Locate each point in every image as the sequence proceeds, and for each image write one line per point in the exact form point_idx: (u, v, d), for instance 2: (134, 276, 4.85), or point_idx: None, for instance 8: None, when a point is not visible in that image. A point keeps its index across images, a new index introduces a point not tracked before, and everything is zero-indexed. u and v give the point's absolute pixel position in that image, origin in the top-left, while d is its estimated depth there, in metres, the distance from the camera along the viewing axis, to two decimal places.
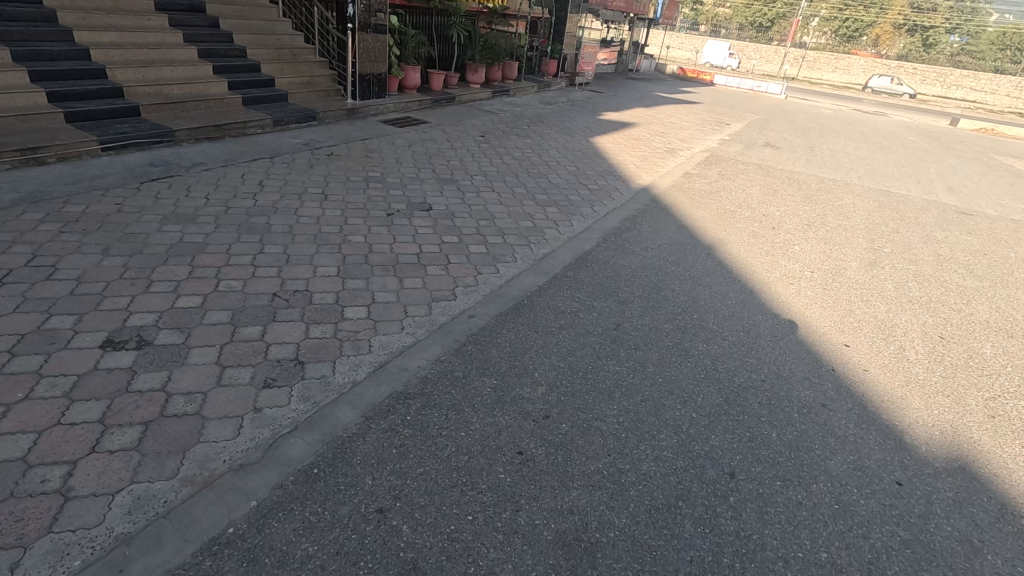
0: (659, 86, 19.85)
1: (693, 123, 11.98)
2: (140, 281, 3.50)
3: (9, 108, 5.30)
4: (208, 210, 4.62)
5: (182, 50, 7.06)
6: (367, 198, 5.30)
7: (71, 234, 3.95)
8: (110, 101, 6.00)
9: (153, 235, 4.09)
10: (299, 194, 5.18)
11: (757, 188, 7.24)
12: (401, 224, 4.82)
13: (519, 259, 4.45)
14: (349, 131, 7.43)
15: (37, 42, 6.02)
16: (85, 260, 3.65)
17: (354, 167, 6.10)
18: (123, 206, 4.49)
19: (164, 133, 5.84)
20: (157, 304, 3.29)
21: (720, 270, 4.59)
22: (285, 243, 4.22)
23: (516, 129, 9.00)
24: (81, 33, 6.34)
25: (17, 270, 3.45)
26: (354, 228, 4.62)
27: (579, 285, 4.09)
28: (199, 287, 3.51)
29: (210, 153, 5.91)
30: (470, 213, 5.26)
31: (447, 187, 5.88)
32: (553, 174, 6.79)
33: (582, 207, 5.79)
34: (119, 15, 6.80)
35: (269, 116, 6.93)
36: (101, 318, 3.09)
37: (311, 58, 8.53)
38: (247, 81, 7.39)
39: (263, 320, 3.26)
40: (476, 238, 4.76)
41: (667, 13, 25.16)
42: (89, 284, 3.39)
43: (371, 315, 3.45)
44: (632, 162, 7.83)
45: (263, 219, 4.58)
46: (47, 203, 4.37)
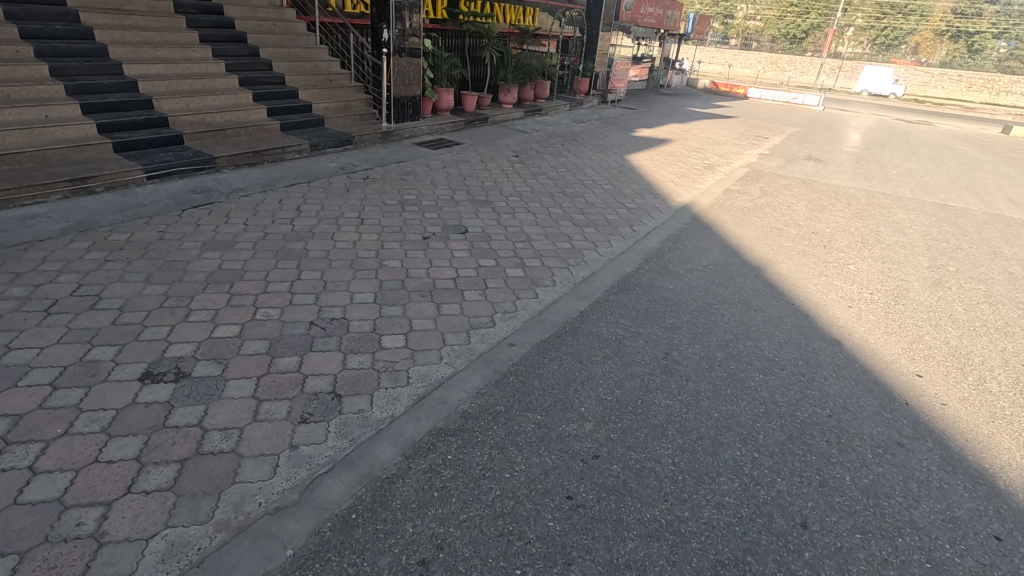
0: (692, 101, 19.62)
1: (730, 137, 11.69)
2: (180, 309, 3.49)
3: (62, 140, 5.48)
4: (247, 236, 4.65)
5: (224, 79, 7.25)
6: (402, 221, 5.26)
7: (115, 262, 3.99)
8: (156, 131, 6.17)
9: (193, 263, 4.11)
10: (335, 218, 5.17)
11: (803, 204, 6.95)
12: (437, 248, 4.74)
13: (558, 283, 4.30)
14: (384, 154, 7.46)
15: (89, 76, 6.24)
16: (128, 289, 3.67)
17: (390, 190, 6.09)
18: (166, 233, 4.55)
19: (206, 160, 5.95)
20: (195, 334, 3.26)
21: (772, 292, 4.34)
22: (322, 269, 4.19)
23: (550, 148, 8.91)
24: (130, 65, 6.56)
25: (62, 299, 3.48)
26: (390, 252, 4.56)
27: (623, 310, 3.91)
28: (237, 315, 3.49)
29: (249, 179, 5.99)
30: (507, 235, 5.15)
31: (482, 209, 5.79)
32: (589, 193, 6.64)
33: (621, 226, 5.62)
34: (165, 48, 7.03)
35: (307, 141, 7.02)
36: (141, 349, 3.07)
37: (347, 83, 8.66)
38: (286, 108, 7.52)
39: (300, 351, 3.20)
40: (513, 260, 4.64)
41: (699, 28, 25.06)
42: (131, 313, 3.39)
43: (409, 343, 3.35)
44: (670, 179, 7.63)
45: (300, 245, 4.57)
46: (94, 231, 4.45)
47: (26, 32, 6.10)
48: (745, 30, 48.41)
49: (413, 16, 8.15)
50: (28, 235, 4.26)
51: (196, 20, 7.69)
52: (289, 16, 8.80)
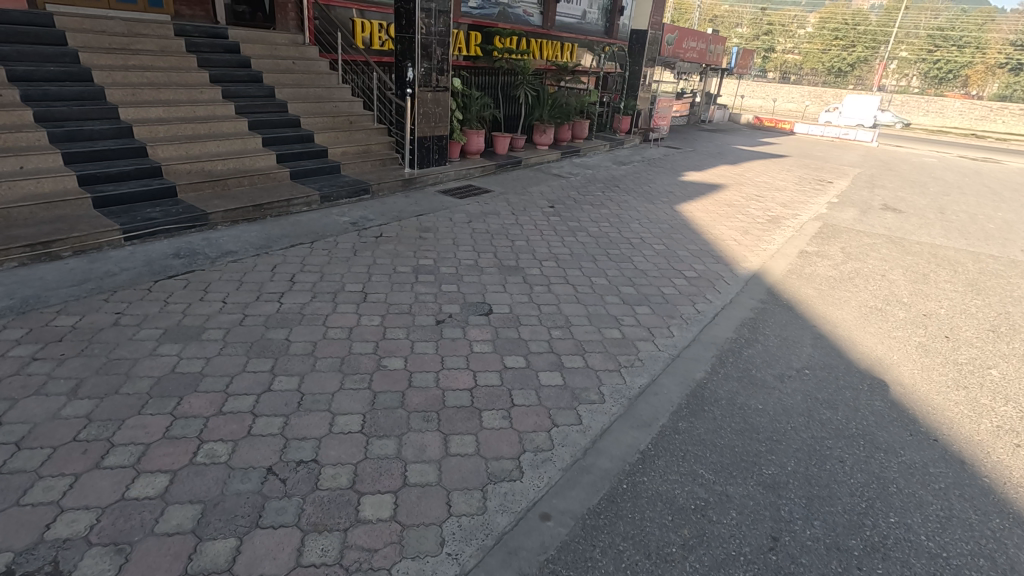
0: (738, 138, 18.52)
1: (789, 182, 10.51)
2: (98, 445, 2.59)
3: (36, 195, 4.81)
4: (220, 320, 3.77)
5: (232, 122, 6.58)
6: (413, 298, 4.31)
7: (43, 363, 3.14)
8: (147, 182, 5.47)
9: (142, 362, 3.23)
10: (334, 294, 4.27)
11: (898, 271, 5.76)
12: (452, 338, 3.77)
13: (608, 398, 3.24)
14: (403, 206, 6.62)
15: (78, 122, 5.61)
16: (41, 408, 2.79)
17: (404, 253, 5.20)
18: (122, 316, 3.71)
19: (198, 218, 5.20)
20: (105, 491, 2.34)
21: (901, 418, 3.19)
22: (303, 372, 3.26)
23: (590, 197, 7.96)
24: (128, 109, 5.94)
25: None
26: (393, 346, 3.62)
27: (699, 449, 2.83)
28: (171, 455, 2.56)
29: (243, 239, 5.19)
30: (540, 319, 4.14)
31: (511, 278, 4.83)
32: (639, 257, 5.61)
33: (680, 304, 4.57)
34: (170, 90, 6.43)
35: (318, 192, 6.25)
36: (16, 525, 2.15)
37: (369, 125, 7.95)
38: (298, 153, 6.81)
39: (241, 527, 2.22)
40: (548, 357, 3.63)
41: (742, 62, 24.16)
42: (30, 453, 2.50)
43: (398, 514, 2.34)
44: (732, 236, 6.57)
45: (282, 333, 3.66)
46: (37, 313, 3.65)
47: (16, 74, 5.54)
48: (783, 63, 47.43)
49: (441, 54, 7.45)
50: None
51: (208, 59, 7.12)
52: (311, 54, 8.21)
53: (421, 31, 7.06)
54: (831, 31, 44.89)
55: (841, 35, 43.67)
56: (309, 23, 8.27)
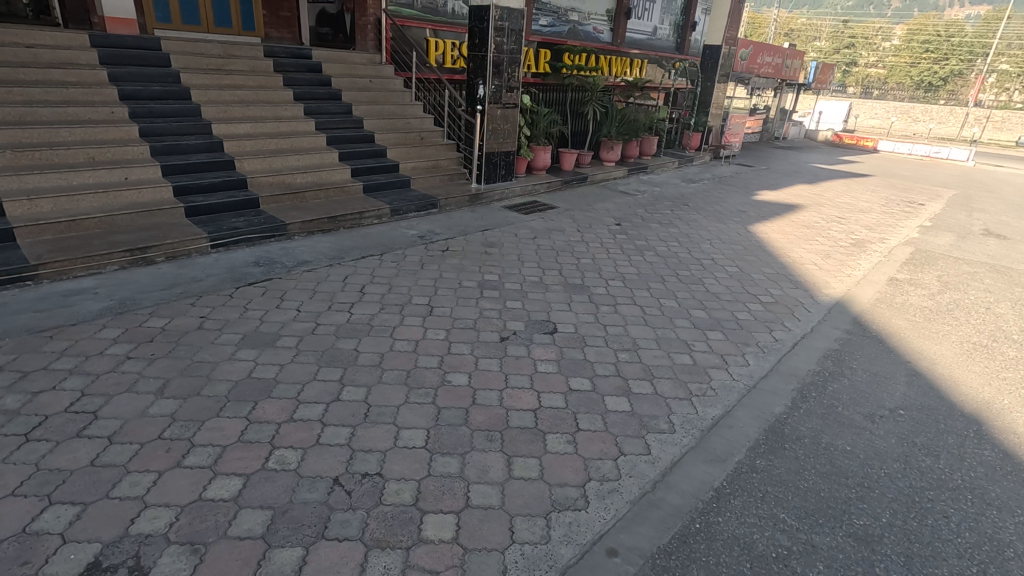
0: (816, 156, 17.62)
1: (874, 203, 9.85)
2: (180, 444, 2.70)
3: (136, 204, 5.20)
4: (294, 328, 3.90)
5: (311, 137, 6.90)
6: (478, 314, 4.31)
7: (135, 362, 3.35)
8: (233, 194, 5.80)
9: (222, 366, 3.38)
10: (401, 306, 4.34)
11: (1007, 305, 5.21)
12: (516, 356, 3.73)
13: (678, 428, 3.08)
14: (469, 221, 6.69)
15: (176, 136, 6.05)
16: (131, 405, 2.96)
17: (470, 268, 5.23)
18: (206, 320, 3.91)
19: (277, 228, 5.45)
20: (184, 490, 2.43)
21: (1017, 472, 2.84)
22: (370, 384, 3.31)
23: (658, 215, 7.76)
24: (219, 125, 6.35)
25: (52, 418, 2.83)
26: (458, 361, 3.61)
27: (780, 492, 2.62)
28: (245, 459, 2.64)
29: (317, 249, 5.39)
30: (606, 340, 4.02)
31: (576, 297, 4.75)
32: (710, 279, 5.38)
33: (756, 331, 4.32)
34: (257, 107, 6.84)
35: (388, 205, 6.42)
36: (104, 518, 2.27)
37: (439, 140, 8.13)
38: (371, 167, 7.04)
39: (307, 537, 2.25)
40: (614, 381, 3.51)
41: (822, 77, 23.09)
42: (120, 449, 2.65)
43: (460, 536, 2.30)
44: (812, 260, 6.19)
45: (352, 343, 3.74)
46: (132, 314, 3.91)
47: (125, 94, 6.06)
48: (866, 77, 44.99)
49: (512, 71, 7.53)
50: (62, 318, 3.77)
51: (293, 78, 7.53)
52: (386, 72, 8.51)
53: (494, 49, 7.17)
54: (921, 44, 42.22)
55: (933, 47, 40.97)
56: (386, 43, 8.61)
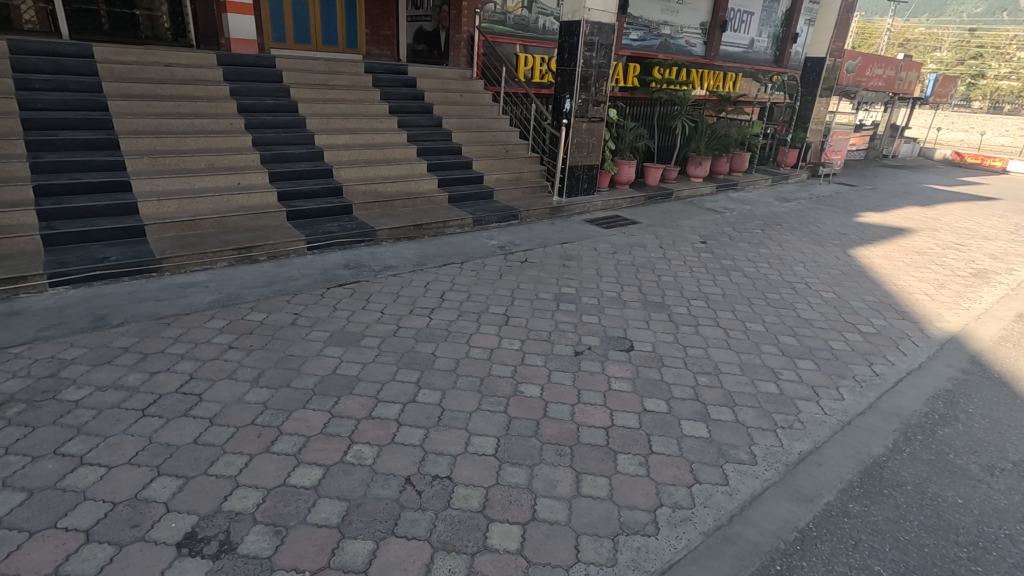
0: (931, 176, 16.12)
1: (1001, 230, 8.84)
2: (269, 431, 2.90)
3: (245, 207, 5.69)
4: (377, 329, 4.08)
5: (403, 149, 7.25)
6: (553, 326, 4.30)
7: (236, 352, 3.64)
8: (329, 200, 6.19)
9: (310, 360, 3.60)
10: (478, 315, 4.42)
11: None
12: (590, 371, 3.68)
13: (760, 461, 2.89)
14: (549, 233, 6.72)
15: (283, 146, 6.57)
16: (230, 391, 3.22)
17: (548, 280, 5.24)
18: (299, 316, 4.19)
19: (367, 234, 5.74)
20: (271, 474, 2.60)
21: None
22: (445, 388, 3.39)
23: (747, 234, 7.40)
24: (321, 136, 6.82)
25: (165, 397, 3.13)
26: (531, 372, 3.62)
27: (876, 542, 2.39)
28: (326, 450, 2.79)
29: (403, 255, 5.62)
30: (685, 362, 3.87)
31: (655, 315, 4.62)
32: (803, 304, 5.05)
33: (853, 363, 4.00)
34: (356, 120, 7.28)
35: (471, 216, 6.58)
36: (202, 492, 2.47)
37: (523, 153, 8.24)
38: (457, 178, 7.27)
39: (378, 532, 2.33)
40: (692, 405, 3.37)
41: (941, 91, 21.17)
42: (219, 430, 2.88)
43: (525, 548, 2.29)
44: (923, 289, 5.64)
45: (430, 348, 3.86)
46: (236, 307, 4.26)
47: (243, 107, 6.67)
48: (996, 91, 40.65)
49: (600, 86, 7.53)
50: (178, 307, 4.18)
51: (389, 92, 7.96)
52: (476, 87, 8.77)
53: (582, 63, 7.21)
54: None
55: None
56: (478, 58, 8.89)
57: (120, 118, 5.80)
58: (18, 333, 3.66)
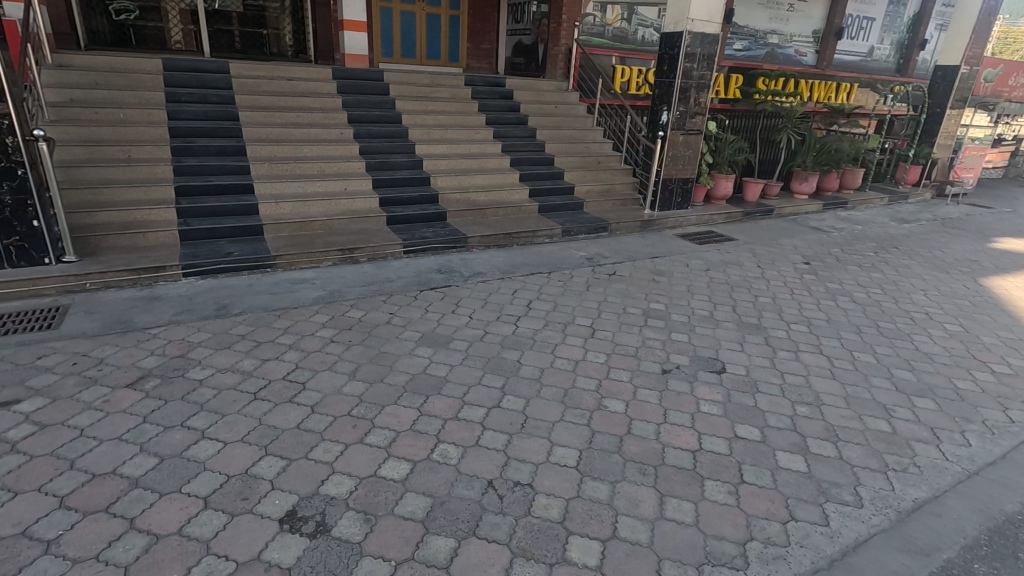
0: None
1: None
2: (363, 423, 3.07)
3: (350, 211, 6.08)
4: (465, 333, 4.20)
5: (497, 159, 7.43)
6: (640, 342, 4.21)
7: (337, 345, 3.89)
8: (426, 207, 6.47)
9: (402, 359, 3.77)
10: (564, 325, 4.42)
11: None
12: (678, 391, 3.56)
13: (867, 504, 2.66)
14: (639, 247, 6.59)
15: (387, 154, 6.96)
16: (330, 382, 3.45)
17: (636, 294, 5.15)
18: (393, 316, 4.41)
19: (459, 240, 5.94)
20: (363, 464, 2.75)
21: None
22: (529, 396, 3.42)
23: (858, 257, 6.84)
24: (421, 145, 7.17)
25: (274, 383, 3.41)
26: (616, 387, 3.57)
27: None
28: (414, 446, 2.91)
29: (492, 263, 5.75)
30: (782, 389, 3.64)
31: (751, 337, 4.39)
32: (923, 336, 4.58)
33: (982, 406, 3.57)
34: (454, 130, 7.57)
35: (560, 226, 6.61)
36: (302, 474, 2.66)
37: (615, 165, 8.17)
38: (548, 189, 7.33)
39: (460, 531, 2.39)
40: (789, 436, 3.16)
41: None
42: (319, 417, 3.09)
43: (604, 566, 2.25)
44: None
45: (516, 355, 3.92)
46: (338, 304, 4.56)
47: (353, 118, 7.16)
48: None
49: (700, 97, 7.31)
50: (288, 301, 4.54)
51: (487, 104, 8.21)
52: (572, 99, 8.82)
53: (682, 75, 7.04)
54: None
55: None
56: (575, 70, 8.95)
57: (249, 127, 6.43)
58: (156, 316, 4.14)
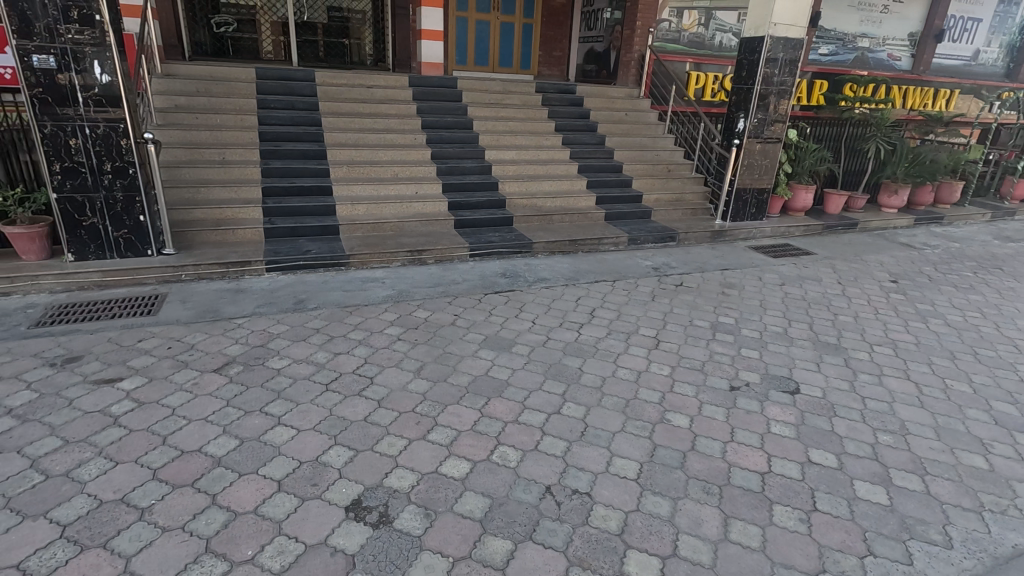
0: None
1: None
2: (426, 421, 3.15)
3: (420, 214, 6.27)
4: (528, 338, 4.23)
5: (565, 165, 7.43)
6: (707, 356, 4.07)
7: (403, 344, 4.02)
8: (493, 212, 6.57)
9: (465, 360, 3.84)
10: (628, 335, 4.35)
11: None
12: (747, 410, 3.41)
13: (959, 546, 2.44)
14: (708, 258, 6.39)
15: (457, 160, 7.13)
16: (396, 378, 3.56)
17: (704, 307, 4.99)
18: (458, 318, 4.50)
19: (524, 246, 5.98)
20: (426, 460, 2.82)
21: None
22: (590, 404, 3.39)
23: (955, 276, 6.31)
24: (491, 151, 7.29)
25: (344, 376, 3.57)
26: (680, 401, 3.47)
27: None
28: (475, 447, 2.95)
29: (556, 269, 5.75)
30: (863, 415, 3.41)
31: (828, 358, 4.14)
32: None
33: None
34: (524, 137, 7.65)
35: (626, 234, 6.52)
36: (368, 466, 2.76)
37: (686, 174, 7.97)
38: (615, 196, 7.25)
39: (517, 534, 2.40)
40: (869, 465, 2.95)
41: None
42: (385, 412, 3.20)
43: None
44: None
45: (577, 362, 3.89)
46: (406, 304, 4.71)
47: (427, 124, 7.39)
48: None
49: (781, 104, 7.00)
50: (359, 298, 4.74)
51: (557, 111, 8.24)
52: (643, 106, 8.70)
53: (762, 81, 6.78)
54: None
55: None
56: (647, 77, 8.82)
57: (330, 132, 6.78)
58: (241, 307, 4.44)
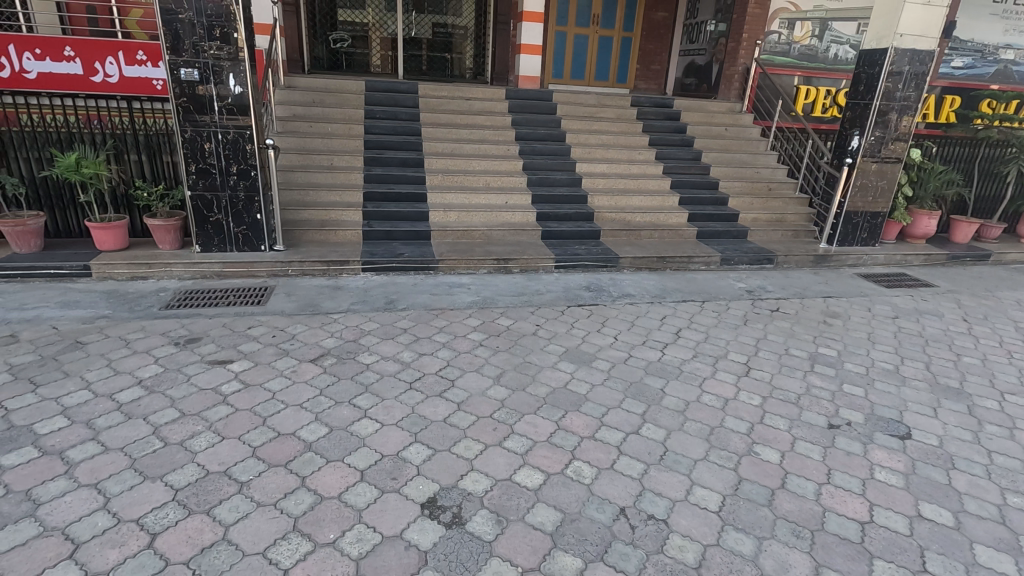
0: None
1: None
2: (503, 427, 3.18)
3: (508, 223, 6.38)
4: (609, 354, 4.15)
5: (657, 180, 7.27)
6: (803, 389, 3.79)
7: (485, 350, 4.09)
8: (580, 224, 6.54)
9: (545, 370, 3.84)
10: (715, 359, 4.15)
11: None
12: (846, 451, 3.13)
13: None
14: (809, 284, 5.97)
15: (548, 171, 7.19)
16: (476, 383, 3.63)
17: (802, 336, 4.66)
18: (540, 328, 4.51)
19: (611, 260, 5.90)
20: (501, 467, 2.85)
21: None
22: (671, 427, 3.27)
23: None
24: (582, 164, 7.28)
25: (428, 376, 3.69)
26: (770, 434, 3.25)
27: None
28: (550, 458, 2.94)
29: (642, 285, 5.61)
30: (989, 472, 3.02)
31: (947, 402, 3.71)
32: None
33: None
34: (616, 150, 7.57)
35: (719, 254, 6.24)
36: (445, 466, 2.83)
37: (789, 193, 7.51)
38: (709, 214, 6.97)
39: (587, 553, 2.35)
40: (994, 528, 2.60)
41: None
42: (464, 415, 3.27)
43: None
44: None
45: (660, 383, 3.77)
46: (489, 310, 4.80)
47: (520, 136, 7.51)
48: None
49: (903, 121, 6.43)
50: (446, 303, 4.89)
51: (652, 125, 8.09)
52: (745, 121, 8.32)
53: (882, 96, 6.27)
54: None
55: None
56: (751, 92, 8.44)
57: (428, 142, 7.09)
58: (338, 303, 4.72)
